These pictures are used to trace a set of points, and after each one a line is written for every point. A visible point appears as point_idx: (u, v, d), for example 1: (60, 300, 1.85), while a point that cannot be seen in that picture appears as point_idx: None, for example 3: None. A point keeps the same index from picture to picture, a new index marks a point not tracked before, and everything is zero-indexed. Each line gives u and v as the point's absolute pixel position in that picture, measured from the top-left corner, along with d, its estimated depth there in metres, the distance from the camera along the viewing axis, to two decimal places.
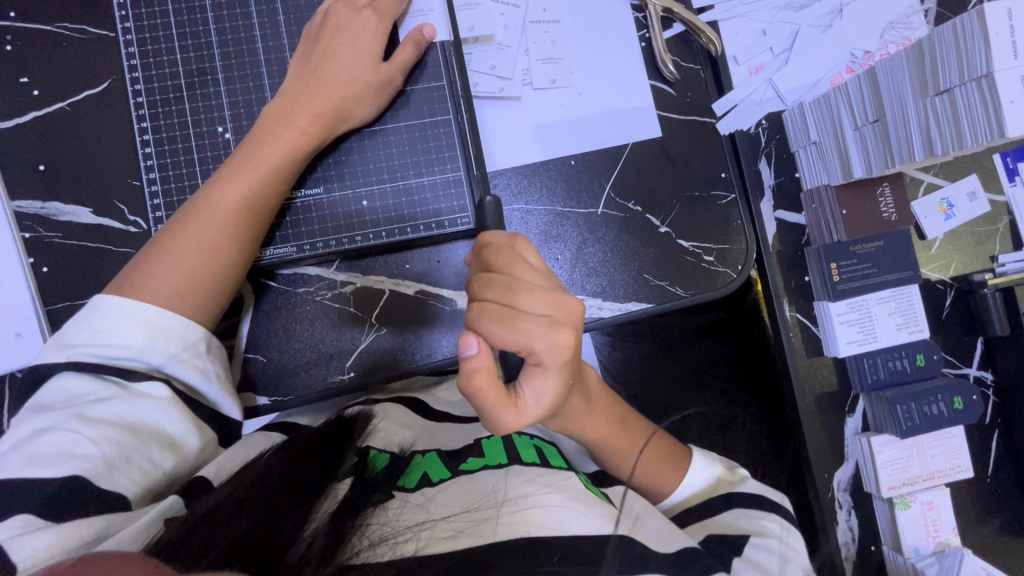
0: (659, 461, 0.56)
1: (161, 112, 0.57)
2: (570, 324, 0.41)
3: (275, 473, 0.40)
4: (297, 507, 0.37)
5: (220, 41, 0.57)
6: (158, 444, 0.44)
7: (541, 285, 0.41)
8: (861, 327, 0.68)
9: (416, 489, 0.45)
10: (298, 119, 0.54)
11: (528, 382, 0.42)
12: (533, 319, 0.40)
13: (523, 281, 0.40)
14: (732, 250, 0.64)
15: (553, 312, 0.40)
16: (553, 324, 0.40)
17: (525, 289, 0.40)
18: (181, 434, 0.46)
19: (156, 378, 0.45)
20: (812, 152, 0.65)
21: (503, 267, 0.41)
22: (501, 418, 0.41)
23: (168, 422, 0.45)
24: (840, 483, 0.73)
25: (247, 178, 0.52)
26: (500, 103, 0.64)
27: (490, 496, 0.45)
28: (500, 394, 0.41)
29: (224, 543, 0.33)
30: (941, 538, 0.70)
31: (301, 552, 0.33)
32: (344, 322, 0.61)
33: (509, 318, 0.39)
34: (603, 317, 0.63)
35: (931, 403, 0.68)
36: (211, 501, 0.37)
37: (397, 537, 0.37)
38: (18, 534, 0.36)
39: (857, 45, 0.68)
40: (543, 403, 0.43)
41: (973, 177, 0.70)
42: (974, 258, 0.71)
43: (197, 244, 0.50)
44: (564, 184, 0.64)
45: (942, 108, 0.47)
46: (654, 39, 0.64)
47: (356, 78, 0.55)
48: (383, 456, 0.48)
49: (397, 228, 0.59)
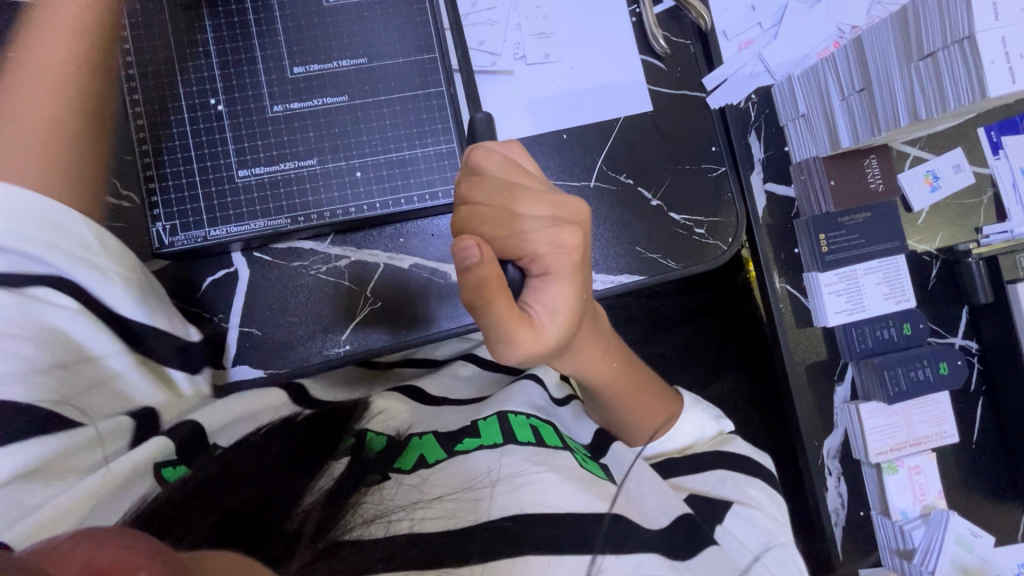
0: (646, 410, 0.59)
1: (152, 84, 0.56)
2: (571, 221, 0.41)
3: (273, 451, 0.40)
4: (290, 488, 0.37)
5: (211, 13, 0.57)
6: (94, 377, 0.41)
7: (532, 187, 0.41)
8: (849, 297, 0.69)
9: (411, 471, 0.44)
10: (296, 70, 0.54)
11: (537, 293, 0.41)
12: (527, 217, 0.40)
13: (510, 182, 0.41)
14: (723, 222, 0.65)
15: (557, 214, 0.41)
16: (551, 222, 0.40)
17: (520, 194, 0.40)
18: (123, 370, 0.43)
19: (67, 292, 0.41)
20: (800, 125, 0.66)
21: (491, 164, 0.41)
22: (514, 339, 0.38)
23: (108, 351, 0.43)
24: (830, 450, 0.75)
25: None
26: (492, 77, 0.64)
27: (484, 474, 0.45)
28: (515, 311, 0.38)
29: (213, 521, 0.33)
30: (928, 501, 0.71)
31: (293, 531, 0.33)
32: (339, 296, 0.61)
33: (503, 217, 0.39)
34: (596, 289, 0.63)
35: (917, 367, 0.69)
36: (202, 474, 0.37)
37: (391, 517, 0.37)
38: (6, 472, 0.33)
39: (844, 20, 0.69)
40: (557, 314, 0.41)
41: (958, 150, 0.72)
42: (958, 230, 0.73)
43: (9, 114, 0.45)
44: (556, 158, 0.64)
45: (927, 72, 0.48)
46: (644, 14, 0.64)
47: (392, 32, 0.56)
48: (379, 440, 0.47)
49: (392, 201, 0.59)
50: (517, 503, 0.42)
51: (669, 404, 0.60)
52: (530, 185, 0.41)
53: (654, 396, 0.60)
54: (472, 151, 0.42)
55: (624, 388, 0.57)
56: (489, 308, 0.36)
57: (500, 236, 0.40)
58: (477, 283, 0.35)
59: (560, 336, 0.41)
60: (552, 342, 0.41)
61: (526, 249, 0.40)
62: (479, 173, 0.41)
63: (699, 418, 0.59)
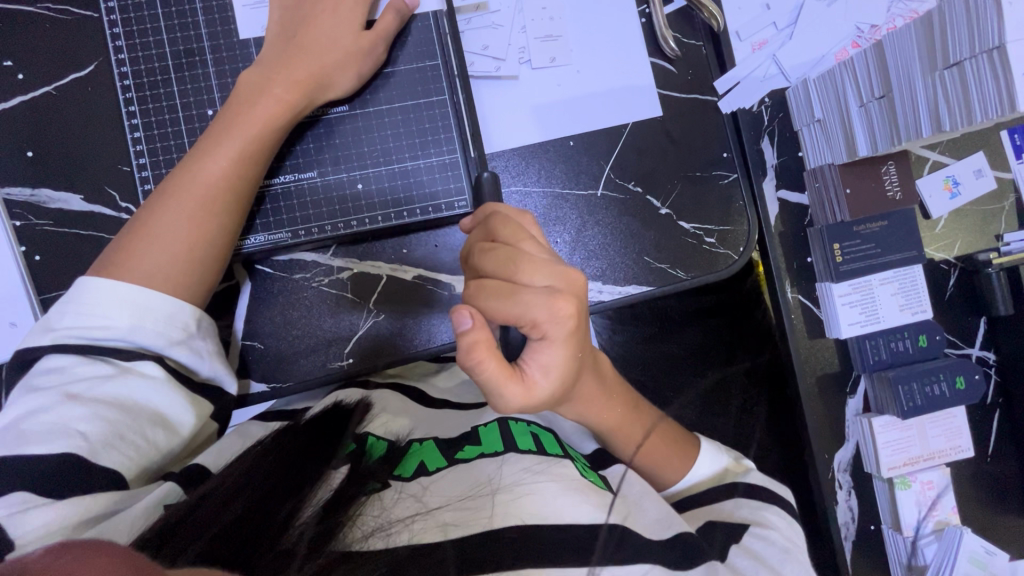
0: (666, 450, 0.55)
1: (149, 95, 0.55)
2: (570, 291, 0.41)
3: (271, 461, 0.40)
4: (289, 497, 0.36)
5: (208, 21, 0.56)
6: (151, 422, 0.44)
7: (539, 255, 0.41)
8: (863, 308, 0.69)
9: (412, 478, 0.43)
10: (277, 86, 0.52)
11: (533, 356, 0.41)
12: (528, 290, 0.40)
13: (518, 250, 0.41)
14: (734, 230, 0.64)
15: (555, 282, 0.41)
16: (549, 293, 0.40)
17: (523, 265, 0.40)
18: (176, 411, 0.45)
19: (151, 360, 0.45)
20: (815, 130, 0.65)
21: (502, 230, 0.42)
22: (505, 395, 0.40)
23: (162, 400, 0.45)
24: (841, 464, 0.74)
25: (230, 142, 0.50)
26: (497, 83, 0.62)
27: (486, 483, 0.44)
28: (503, 367, 0.39)
29: (210, 535, 0.33)
30: (940, 517, 0.72)
31: (290, 541, 0.33)
32: (341, 308, 0.60)
33: (506, 290, 0.40)
34: (603, 300, 0.62)
35: (933, 382, 0.68)
36: (205, 488, 0.37)
37: (388, 530, 0.36)
38: (15, 512, 0.37)
39: (863, 18, 0.66)
40: (552, 375, 0.42)
41: (980, 155, 0.70)
42: (979, 237, 0.72)
43: (213, 182, 0.50)
44: (562, 165, 0.62)
45: (951, 81, 0.46)
46: (654, 15, 0.62)
47: (346, 40, 0.54)
48: (380, 446, 0.46)
49: (393, 212, 0.58)
50: (517, 513, 0.41)
51: (686, 441, 0.57)
52: (535, 253, 0.41)
53: (669, 433, 0.57)
54: (488, 220, 0.43)
55: (638, 429, 0.55)
56: (478, 366, 0.39)
57: (497, 306, 0.40)
58: (473, 343, 0.38)
59: (550, 394, 0.42)
60: (542, 400, 0.42)
61: (526, 318, 0.40)
62: (493, 238, 0.42)
63: (711, 448, 0.57)
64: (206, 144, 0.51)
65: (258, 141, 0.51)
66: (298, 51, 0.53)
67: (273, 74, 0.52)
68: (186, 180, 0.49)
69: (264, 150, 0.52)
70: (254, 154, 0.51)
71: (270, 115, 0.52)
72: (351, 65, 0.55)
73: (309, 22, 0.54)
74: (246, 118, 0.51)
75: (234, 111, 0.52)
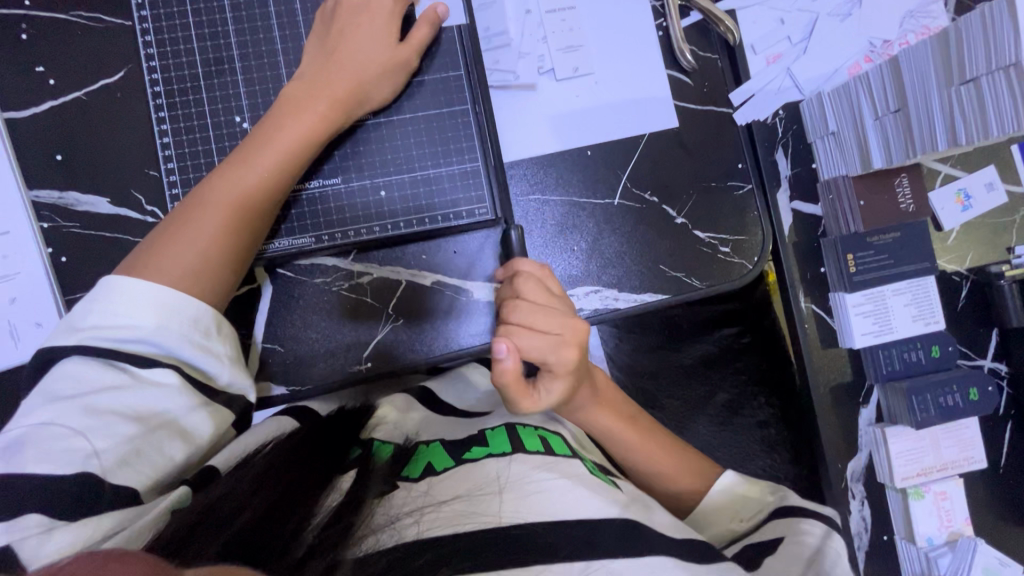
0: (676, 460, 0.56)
1: (178, 102, 0.57)
2: (577, 340, 0.49)
3: (284, 466, 0.40)
4: (301, 502, 0.36)
5: (237, 30, 0.57)
6: (168, 433, 0.44)
7: (548, 305, 0.49)
8: (876, 318, 0.70)
9: (420, 478, 0.43)
10: (317, 103, 0.53)
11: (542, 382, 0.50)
12: (547, 336, 0.48)
13: (534, 302, 0.48)
14: (748, 240, 0.64)
15: (564, 332, 0.48)
16: (563, 341, 0.48)
17: (541, 315, 0.48)
18: (194, 421, 0.46)
19: (166, 364, 0.45)
20: (829, 142, 0.66)
21: (519, 287, 0.49)
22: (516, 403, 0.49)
23: (179, 410, 0.45)
24: (853, 474, 0.76)
25: (266, 158, 0.51)
26: (515, 93, 0.63)
27: (493, 481, 0.43)
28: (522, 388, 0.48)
29: (221, 542, 0.32)
30: (954, 527, 0.72)
31: (306, 546, 0.32)
32: (361, 313, 0.61)
33: (520, 332, 0.48)
34: (619, 308, 0.63)
35: (945, 393, 0.69)
36: (220, 489, 0.37)
37: (398, 525, 0.37)
38: (33, 534, 0.36)
39: (876, 34, 0.68)
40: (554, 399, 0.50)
41: (991, 168, 0.72)
42: (989, 250, 0.73)
43: (247, 189, 0.51)
44: (579, 174, 0.63)
45: (968, 97, 0.47)
46: (671, 29, 0.63)
47: (382, 56, 0.55)
48: (387, 450, 0.47)
49: (415, 220, 0.59)
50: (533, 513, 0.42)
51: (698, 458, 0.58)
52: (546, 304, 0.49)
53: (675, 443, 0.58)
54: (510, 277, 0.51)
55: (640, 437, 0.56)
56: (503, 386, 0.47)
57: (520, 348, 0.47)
58: (504, 373, 0.46)
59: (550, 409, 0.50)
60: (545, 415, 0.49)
61: (538, 358, 0.48)
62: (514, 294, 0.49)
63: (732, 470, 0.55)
64: (245, 152, 0.52)
65: (295, 155, 0.53)
66: (335, 68, 0.54)
67: (313, 88, 0.54)
68: (221, 185, 0.50)
69: (297, 168, 0.53)
70: (290, 166, 0.53)
71: (307, 131, 0.53)
72: (386, 79, 0.56)
73: (343, 32, 0.55)
74: (285, 130, 0.52)
75: (273, 121, 0.53)
